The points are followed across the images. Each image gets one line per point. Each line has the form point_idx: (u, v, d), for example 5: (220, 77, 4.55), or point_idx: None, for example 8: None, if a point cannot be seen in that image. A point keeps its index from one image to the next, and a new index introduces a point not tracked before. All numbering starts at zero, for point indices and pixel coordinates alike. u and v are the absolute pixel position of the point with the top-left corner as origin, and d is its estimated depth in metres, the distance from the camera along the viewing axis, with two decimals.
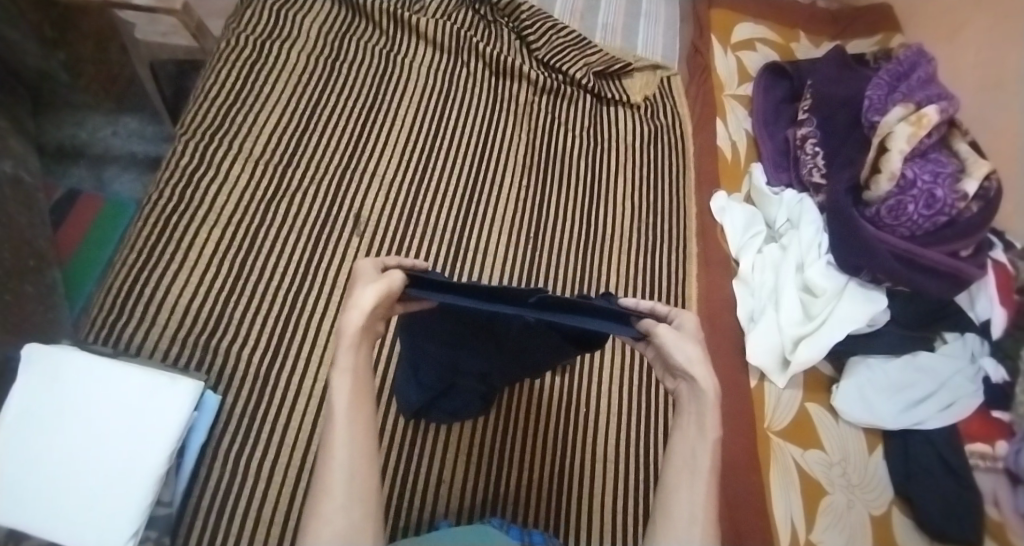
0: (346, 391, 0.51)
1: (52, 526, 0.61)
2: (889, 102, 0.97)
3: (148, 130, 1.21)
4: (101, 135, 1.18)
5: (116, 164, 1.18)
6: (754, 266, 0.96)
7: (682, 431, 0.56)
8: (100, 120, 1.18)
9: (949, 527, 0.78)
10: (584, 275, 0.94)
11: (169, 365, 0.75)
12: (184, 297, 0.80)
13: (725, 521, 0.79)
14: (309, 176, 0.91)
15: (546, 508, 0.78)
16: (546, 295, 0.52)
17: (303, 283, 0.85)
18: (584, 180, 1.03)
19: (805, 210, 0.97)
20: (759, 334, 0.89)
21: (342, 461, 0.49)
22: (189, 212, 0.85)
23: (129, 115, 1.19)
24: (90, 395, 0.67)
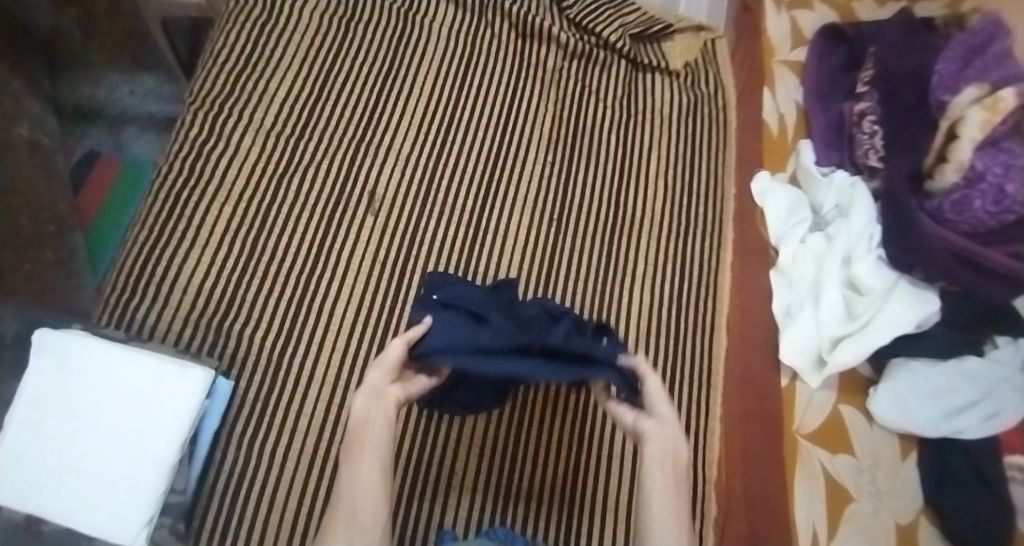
0: (359, 431, 0.56)
1: (66, 512, 0.61)
2: (960, 78, 0.88)
3: (163, 89, 1.17)
4: (117, 94, 1.14)
5: (134, 125, 1.14)
6: (795, 257, 0.89)
7: (653, 461, 0.57)
8: (118, 78, 1.15)
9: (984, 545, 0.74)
10: (612, 261, 0.89)
11: (180, 350, 0.74)
12: (195, 279, 0.77)
13: None
14: (322, 148, 0.87)
15: (559, 503, 0.77)
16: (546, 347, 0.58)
17: (317, 266, 0.81)
18: (614, 155, 0.96)
19: (856, 196, 0.90)
20: (794, 330, 0.84)
21: (347, 491, 0.52)
22: (198, 188, 0.81)
23: (146, 74, 1.16)
24: (100, 382, 0.66)
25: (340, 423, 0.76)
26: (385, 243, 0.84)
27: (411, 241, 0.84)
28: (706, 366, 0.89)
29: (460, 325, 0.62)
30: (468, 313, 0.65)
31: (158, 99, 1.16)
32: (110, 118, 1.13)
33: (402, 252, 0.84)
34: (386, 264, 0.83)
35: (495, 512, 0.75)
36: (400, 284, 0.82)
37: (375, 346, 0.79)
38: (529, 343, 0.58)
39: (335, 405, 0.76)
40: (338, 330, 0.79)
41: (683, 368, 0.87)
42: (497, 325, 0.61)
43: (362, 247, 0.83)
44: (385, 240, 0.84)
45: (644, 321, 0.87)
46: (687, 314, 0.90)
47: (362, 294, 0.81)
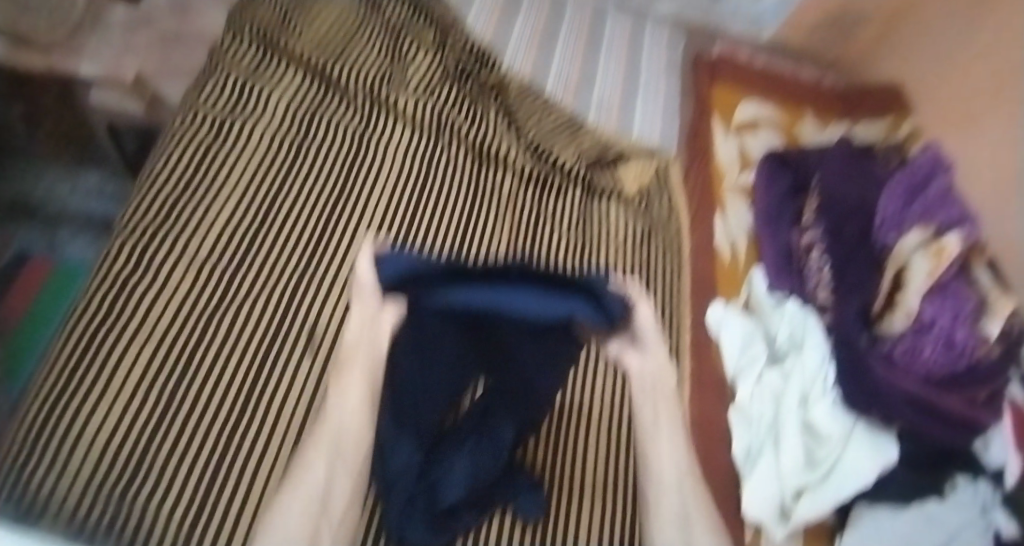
0: (356, 345, 0.55)
1: None
2: (904, 219, 0.93)
3: (107, 188, 1.21)
4: (60, 193, 1.18)
5: (70, 227, 1.15)
6: (753, 395, 0.87)
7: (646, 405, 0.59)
8: (58, 176, 1.19)
9: None
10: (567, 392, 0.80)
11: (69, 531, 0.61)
12: (102, 430, 0.67)
13: None
14: (264, 282, 0.83)
15: None
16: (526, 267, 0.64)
17: (244, 412, 0.73)
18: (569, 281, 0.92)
19: (808, 330, 0.88)
20: (755, 479, 0.80)
21: (334, 419, 0.50)
22: (114, 327, 0.73)
23: (92, 170, 1.21)
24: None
25: None
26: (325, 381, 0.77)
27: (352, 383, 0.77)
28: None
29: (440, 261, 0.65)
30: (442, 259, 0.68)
31: (99, 199, 1.19)
32: (46, 218, 1.15)
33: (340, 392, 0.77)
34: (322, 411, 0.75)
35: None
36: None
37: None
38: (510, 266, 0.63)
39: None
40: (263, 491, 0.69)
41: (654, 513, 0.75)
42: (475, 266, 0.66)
43: (297, 390, 0.76)
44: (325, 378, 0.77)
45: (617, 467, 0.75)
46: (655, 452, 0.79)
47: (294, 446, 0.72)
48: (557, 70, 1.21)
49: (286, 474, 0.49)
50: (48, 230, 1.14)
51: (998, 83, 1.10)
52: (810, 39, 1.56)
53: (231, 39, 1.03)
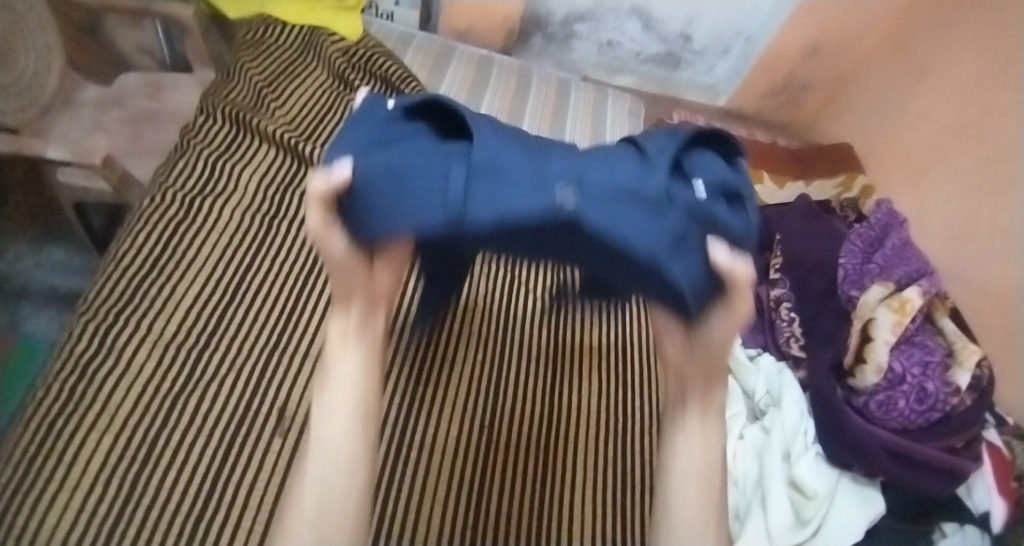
0: (347, 348, 0.44)
1: None
2: (865, 273, 0.95)
3: (73, 261, 1.18)
4: (22, 267, 1.15)
5: (34, 301, 1.13)
6: (736, 453, 0.86)
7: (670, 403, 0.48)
8: (24, 250, 1.18)
9: None
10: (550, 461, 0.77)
11: None
12: (60, 526, 0.65)
13: None
14: (231, 362, 0.82)
15: None
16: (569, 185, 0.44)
17: (210, 496, 0.71)
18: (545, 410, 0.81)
19: (785, 383, 0.90)
20: (746, 539, 0.78)
21: (323, 444, 0.42)
22: (75, 416, 0.72)
23: (57, 245, 1.19)
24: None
25: None
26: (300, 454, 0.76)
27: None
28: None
29: (428, 180, 0.46)
30: (457, 118, 0.51)
31: (64, 271, 1.17)
32: (8, 293, 1.12)
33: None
34: None
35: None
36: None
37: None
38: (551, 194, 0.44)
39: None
40: None
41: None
42: (487, 135, 0.47)
43: (265, 470, 0.74)
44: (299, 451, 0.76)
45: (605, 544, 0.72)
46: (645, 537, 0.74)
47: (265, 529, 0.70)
48: None
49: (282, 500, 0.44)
50: (7, 305, 1.11)
51: (938, 145, 1.18)
52: (760, 104, 1.65)
53: (202, 120, 1.05)
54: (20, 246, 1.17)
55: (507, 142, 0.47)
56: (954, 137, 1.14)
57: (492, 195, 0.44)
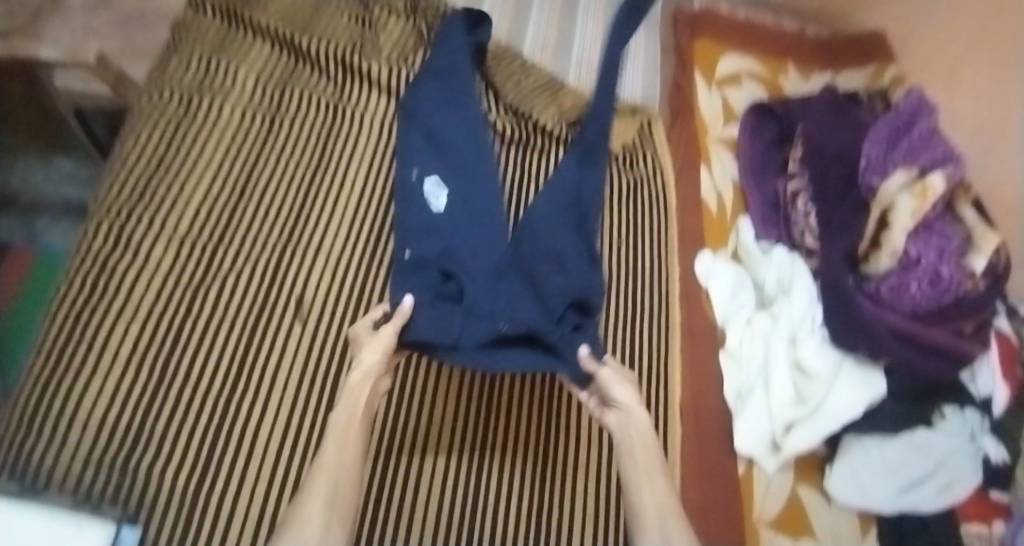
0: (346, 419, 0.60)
1: None
2: (888, 163, 0.91)
3: (81, 173, 1.18)
4: (31, 179, 1.15)
5: (47, 214, 1.13)
6: (742, 338, 0.89)
7: (630, 457, 0.60)
8: (32, 162, 1.16)
9: None
10: (530, 480, 0.77)
11: (79, 502, 0.67)
12: (98, 406, 0.71)
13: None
14: (245, 257, 0.85)
15: None
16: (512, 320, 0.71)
17: (236, 383, 0.77)
18: (503, 465, 0.78)
19: (796, 273, 0.91)
20: (747, 418, 0.83)
21: (328, 476, 0.54)
22: (102, 306, 0.77)
23: (63, 156, 1.18)
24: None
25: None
26: (317, 343, 0.81)
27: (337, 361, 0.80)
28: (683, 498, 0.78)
29: (440, 307, 0.72)
30: (450, 255, 0.80)
31: (74, 182, 1.17)
32: (22, 206, 1.13)
33: (336, 358, 0.81)
34: (316, 380, 0.79)
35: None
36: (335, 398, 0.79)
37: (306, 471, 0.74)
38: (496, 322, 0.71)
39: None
40: (264, 456, 0.74)
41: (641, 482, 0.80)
42: (470, 274, 0.78)
43: (283, 358, 0.80)
44: (315, 341, 0.82)
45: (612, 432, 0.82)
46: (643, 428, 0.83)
47: (289, 415, 0.77)
48: (534, 33, 1.21)
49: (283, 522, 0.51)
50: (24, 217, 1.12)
51: (977, 33, 1.09)
52: None
53: (195, 14, 1.02)
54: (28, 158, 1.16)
55: (482, 271, 0.79)
56: (995, 24, 1.07)
57: (464, 324, 0.71)
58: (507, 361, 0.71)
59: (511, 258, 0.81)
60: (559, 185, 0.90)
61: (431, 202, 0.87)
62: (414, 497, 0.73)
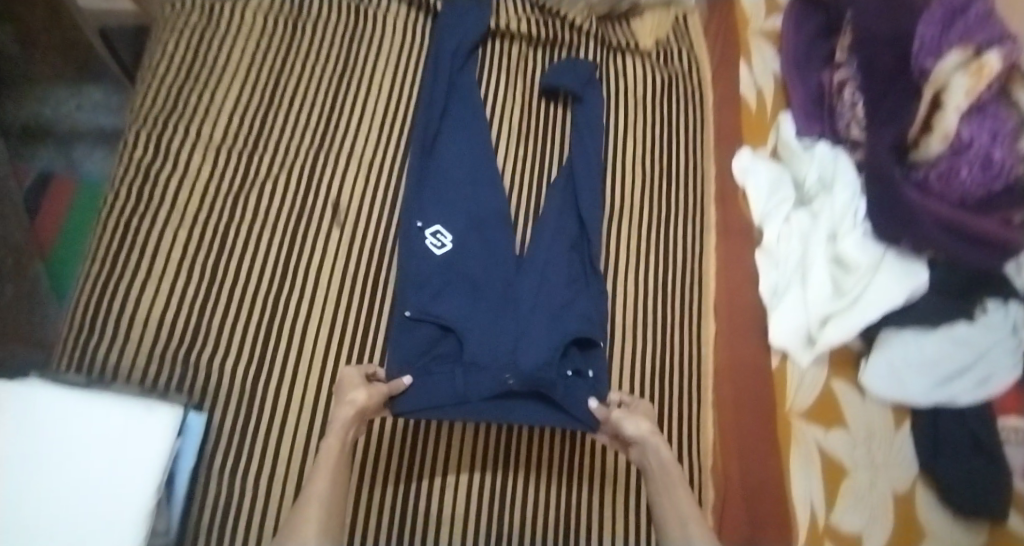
0: (335, 450, 0.64)
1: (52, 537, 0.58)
2: (943, 44, 0.84)
3: (112, 101, 1.14)
4: (65, 108, 1.11)
5: (85, 140, 1.11)
6: (780, 235, 0.87)
7: (662, 488, 0.66)
8: (63, 94, 1.12)
9: (971, 498, 0.77)
10: (548, 493, 0.78)
11: (147, 390, 0.73)
12: (155, 307, 0.76)
13: (734, 478, 0.80)
14: (278, 162, 0.86)
15: None
16: (520, 375, 0.71)
17: (280, 285, 0.80)
18: (519, 484, 0.78)
19: (839, 170, 0.88)
20: (784, 311, 0.82)
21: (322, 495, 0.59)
22: (149, 213, 0.80)
23: (93, 85, 1.13)
24: (64, 447, 0.62)
25: (309, 450, 0.74)
26: (355, 250, 0.83)
27: (375, 263, 0.82)
28: (694, 416, 0.84)
29: (442, 374, 0.73)
30: (446, 308, 0.76)
31: (106, 110, 1.13)
32: (58, 137, 1.10)
33: (374, 264, 0.83)
34: (357, 285, 0.81)
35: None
36: (378, 307, 0.81)
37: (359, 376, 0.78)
38: (503, 377, 0.71)
39: (310, 460, 0.74)
40: (312, 358, 0.78)
41: (671, 377, 0.84)
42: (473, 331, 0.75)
43: (323, 262, 0.82)
44: (354, 247, 0.83)
45: (651, 331, 0.86)
46: (678, 326, 0.87)
47: (333, 316, 0.79)
48: None
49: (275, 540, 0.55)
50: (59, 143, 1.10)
51: None
52: None
53: None
54: (58, 89, 1.12)
55: (483, 327, 0.75)
56: None
57: (467, 377, 0.72)
58: (512, 414, 0.73)
59: (515, 311, 0.77)
60: (557, 188, 0.88)
61: (434, 246, 0.80)
62: (440, 518, 0.76)
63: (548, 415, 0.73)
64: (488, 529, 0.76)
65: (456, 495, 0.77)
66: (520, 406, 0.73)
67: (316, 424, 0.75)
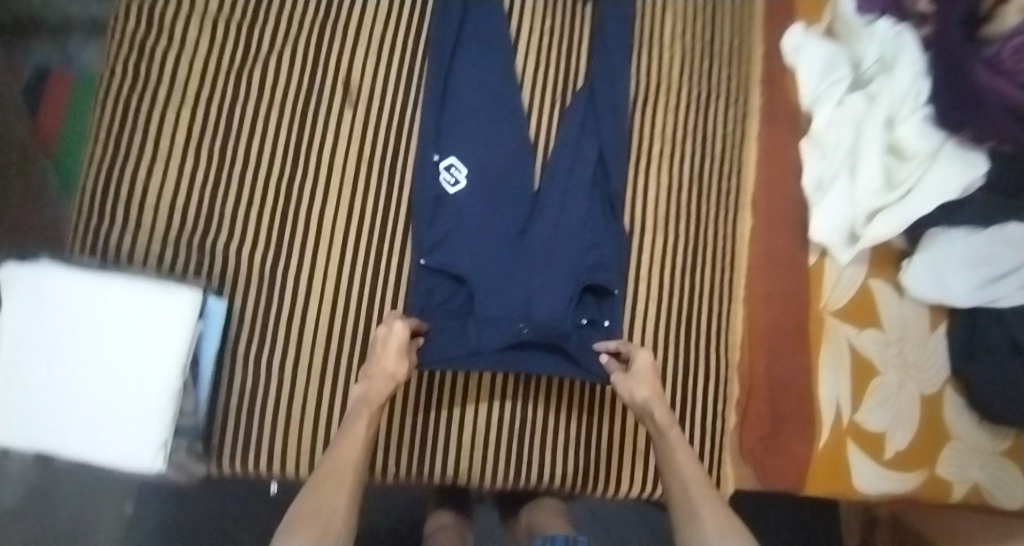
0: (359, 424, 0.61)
1: (89, 419, 0.61)
2: None
3: None
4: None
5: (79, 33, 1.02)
6: (831, 121, 0.80)
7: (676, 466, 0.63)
8: None
9: (1002, 401, 0.75)
10: (568, 396, 0.78)
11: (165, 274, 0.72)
12: (165, 192, 0.73)
13: (762, 375, 0.79)
14: (283, 36, 0.79)
15: (596, 482, 0.77)
16: (533, 323, 0.71)
17: (293, 170, 0.76)
18: (539, 389, 0.78)
19: (901, 48, 0.78)
20: (827, 205, 0.78)
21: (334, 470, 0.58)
22: (149, 92, 0.75)
23: None
24: (88, 332, 0.63)
25: (333, 341, 0.74)
26: (368, 143, 0.78)
27: (392, 148, 0.78)
28: (722, 311, 0.81)
29: (453, 331, 0.72)
30: (458, 258, 0.74)
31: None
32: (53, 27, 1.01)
33: (388, 165, 0.77)
34: (373, 170, 0.77)
35: (515, 430, 0.77)
36: (394, 207, 0.77)
37: (379, 271, 0.75)
38: (516, 323, 0.71)
39: (332, 350, 0.74)
40: (328, 248, 0.75)
41: (703, 270, 0.81)
42: (485, 281, 0.73)
43: (335, 146, 0.77)
44: (367, 140, 0.78)
45: (681, 231, 0.82)
46: (711, 220, 0.82)
47: (350, 204, 0.76)
48: None
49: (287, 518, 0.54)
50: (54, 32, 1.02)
51: None
52: None
53: None
54: None
55: (493, 255, 0.75)
56: None
57: (480, 328, 0.71)
58: (525, 363, 0.72)
59: (529, 264, 0.74)
60: (577, 107, 0.80)
61: (447, 184, 0.76)
62: (464, 418, 0.76)
63: (559, 365, 0.73)
64: (511, 430, 0.77)
65: (480, 394, 0.77)
66: (534, 358, 0.72)
67: (337, 315, 0.74)
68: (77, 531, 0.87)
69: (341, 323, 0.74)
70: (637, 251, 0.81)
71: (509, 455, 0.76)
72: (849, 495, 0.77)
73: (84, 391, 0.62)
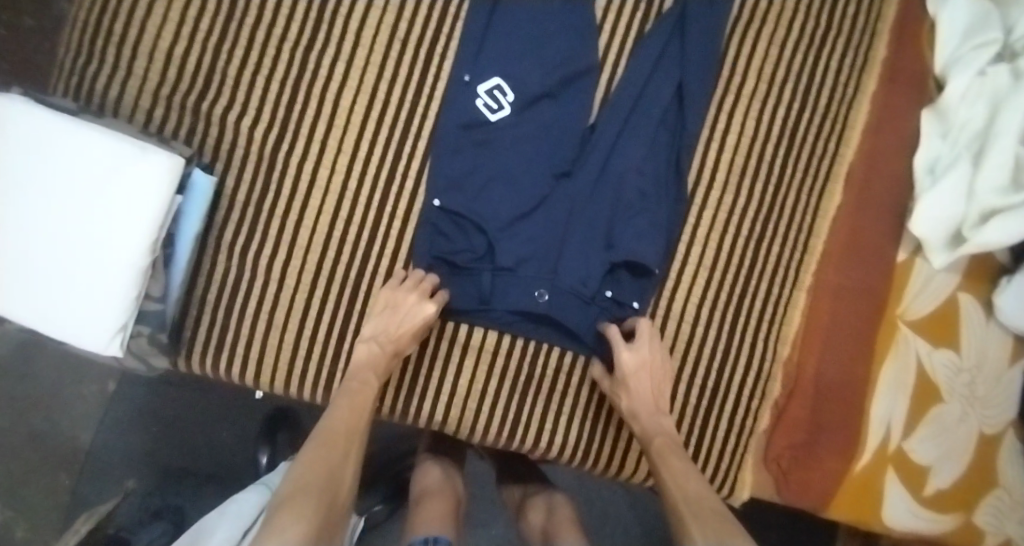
0: (359, 396, 0.58)
1: (40, 283, 0.53)
2: None
3: None
4: None
5: None
6: (966, 94, 0.65)
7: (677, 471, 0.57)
8: None
9: None
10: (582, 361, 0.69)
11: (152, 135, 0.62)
12: (165, 39, 0.62)
13: (810, 372, 0.68)
14: None
15: (593, 459, 0.69)
16: (550, 290, 0.64)
17: (315, 40, 0.64)
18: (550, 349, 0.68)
19: None
20: (937, 194, 0.64)
21: (337, 447, 0.54)
22: None
23: None
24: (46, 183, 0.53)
25: (331, 248, 0.65)
26: (402, 30, 0.65)
27: (433, 34, 0.65)
28: (781, 297, 0.70)
29: (465, 277, 0.65)
30: (479, 203, 0.64)
31: None
32: None
33: (418, 71, 0.65)
34: (405, 57, 0.65)
35: (518, 386, 0.68)
36: (419, 115, 0.65)
37: (394, 178, 0.65)
38: (534, 284, 0.64)
39: (329, 258, 0.65)
40: (343, 139, 0.65)
41: (766, 246, 0.70)
42: (506, 235, 0.64)
43: (367, 20, 0.65)
44: (402, 24, 0.65)
45: (749, 202, 0.69)
46: (790, 189, 0.70)
47: (374, 92, 0.65)
48: None
49: (287, 485, 0.49)
50: None
51: None
52: None
53: None
54: None
55: (526, 184, 0.64)
56: None
57: (494, 282, 0.64)
58: (533, 331, 0.66)
59: (568, 219, 0.65)
60: (656, 36, 0.66)
61: (487, 109, 0.63)
62: (460, 364, 0.67)
63: (566, 340, 0.67)
64: (510, 385, 0.68)
65: (482, 340, 0.68)
66: (545, 327, 0.66)
67: (340, 220, 0.65)
68: (47, 395, 0.82)
69: (344, 229, 0.65)
70: (696, 210, 0.69)
71: (502, 412, 0.68)
72: (871, 525, 0.69)
73: (35, 252, 0.53)
